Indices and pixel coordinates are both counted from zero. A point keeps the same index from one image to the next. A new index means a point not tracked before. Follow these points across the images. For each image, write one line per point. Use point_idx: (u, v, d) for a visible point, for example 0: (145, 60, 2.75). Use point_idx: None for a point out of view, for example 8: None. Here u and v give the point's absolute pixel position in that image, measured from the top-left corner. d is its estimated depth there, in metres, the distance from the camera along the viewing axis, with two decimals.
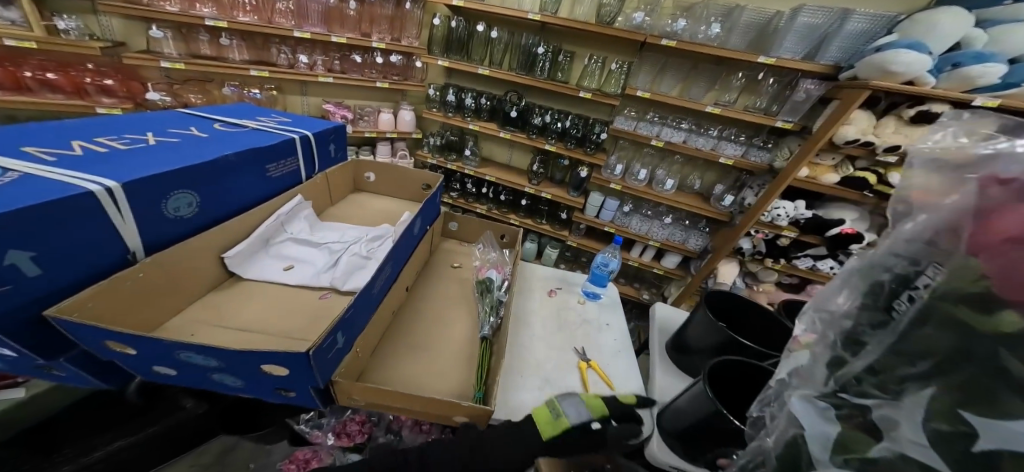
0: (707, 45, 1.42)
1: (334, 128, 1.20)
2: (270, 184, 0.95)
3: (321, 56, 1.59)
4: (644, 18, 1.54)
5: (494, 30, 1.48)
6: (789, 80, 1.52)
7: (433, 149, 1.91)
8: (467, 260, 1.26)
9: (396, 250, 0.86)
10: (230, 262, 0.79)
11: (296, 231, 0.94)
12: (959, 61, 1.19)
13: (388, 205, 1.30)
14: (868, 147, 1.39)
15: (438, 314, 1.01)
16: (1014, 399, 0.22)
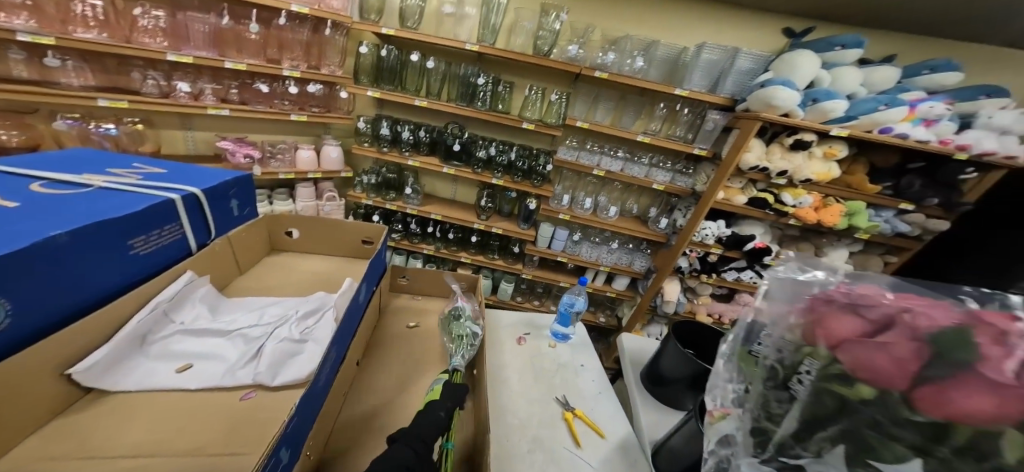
0: (634, 77, 1.51)
1: (237, 181, 0.98)
2: (133, 263, 0.70)
3: (211, 84, 1.36)
4: (577, 51, 1.58)
5: (429, 59, 1.39)
6: (699, 109, 1.68)
7: (367, 187, 1.72)
8: (428, 316, 1.16)
9: (340, 330, 0.73)
10: (80, 379, 0.56)
11: (189, 319, 0.73)
12: (816, 97, 1.42)
13: (319, 264, 1.17)
14: (765, 172, 1.57)
15: (404, 386, 0.91)
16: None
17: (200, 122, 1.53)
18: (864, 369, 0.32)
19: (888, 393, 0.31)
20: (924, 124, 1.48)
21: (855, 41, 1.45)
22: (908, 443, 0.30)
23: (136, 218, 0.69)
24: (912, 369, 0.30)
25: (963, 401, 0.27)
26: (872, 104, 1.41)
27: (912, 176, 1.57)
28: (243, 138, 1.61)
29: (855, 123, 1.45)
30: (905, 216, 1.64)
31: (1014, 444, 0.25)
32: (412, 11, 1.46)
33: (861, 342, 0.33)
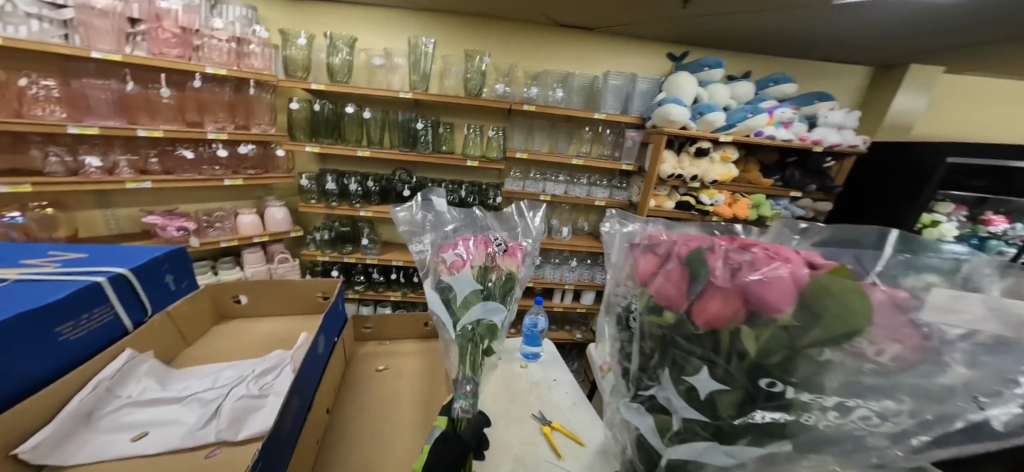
0: (559, 108, 1.70)
1: (172, 254, 0.92)
2: (55, 353, 0.63)
3: (127, 155, 1.26)
4: (505, 88, 1.71)
5: (365, 110, 1.42)
6: (618, 129, 1.92)
7: (321, 244, 1.66)
8: (399, 358, 1.09)
9: (301, 374, 0.69)
10: (30, 459, 0.53)
11: (138, 392, 0.68)
12: (701, 111, 1.75)
13: (274, 326, 1.09)
14: (681, 178, 1.84)
15: (381, 426, 0.85)
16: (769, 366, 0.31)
17: (120, 199, 1.47)
18: (661, 298, 0.39)
19: (678, 314, 0.37)
20: (783, 126, 1.88)
21: (715, 62, 1.80)
22: (695, 354, 0.35)
23: (53, 305, 0.62)
24: (682, 288, 0.37)
25: (708, 306, 0.34)
26: (742, 113, 1.77)
27: (792, 169, 1.99)
28: (174, 209, 1.55)
29: (734, 130, 1.80)
30: (797, 201, 2.05)
31: (748, 336, 0.32)
32: (342, 66, 1.50)
33: (656, 277, 0.40)
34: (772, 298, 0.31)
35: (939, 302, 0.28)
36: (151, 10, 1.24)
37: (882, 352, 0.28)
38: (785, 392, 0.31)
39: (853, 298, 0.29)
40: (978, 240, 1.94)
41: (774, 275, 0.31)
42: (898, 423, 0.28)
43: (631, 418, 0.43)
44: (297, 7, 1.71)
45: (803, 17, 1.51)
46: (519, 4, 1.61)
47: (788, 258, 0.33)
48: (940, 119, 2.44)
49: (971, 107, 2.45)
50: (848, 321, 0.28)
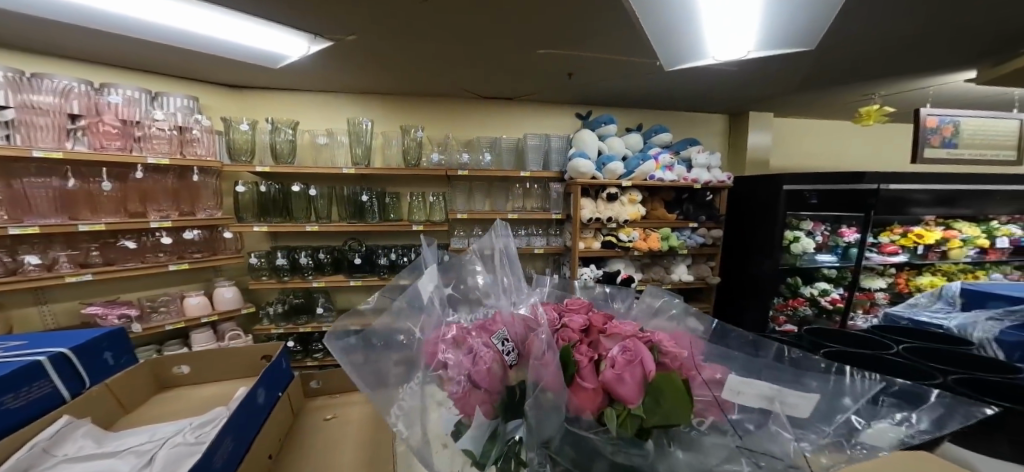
0: (492, 170, 1.95)
1: (108, 333, 1.00)
2: (5, 420, 0.69)
3: (67, 250, 1.24)
4: (440, 156, 1.94)
5: (311, 188, 1.55)
6: (544, 184, 2.20)
7: (274, 318, 1.67)
8: (348, 407, 1.18)
9: (238, 416, 0.77)
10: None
11: (73, 451, 0.74)
12: (603, 162, 2.16)
13: (214, 391, 1.15)
14: (600, 220, 2.16)
15: (327, 463, 0.93)
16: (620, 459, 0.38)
17: (58, 292, 1.40)
18: (536, 377, 0.40)
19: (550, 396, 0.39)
20: (669, 168, 2.35)
21: (607, 119, 2.24)
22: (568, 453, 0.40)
23: (12, 372, 0.71)
24: (559, 378, 0.39)
25: (578, 400, 0.39)
26: (636, 161, 2.23)
27: (687, 204, 2.50)
28: (117, 299, 1.51)
29: (634, 175, 2.22)
30: (697, 231, 2.49)
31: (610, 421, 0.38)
32: (284, 145, 1.63)
33: (541, 357, 0.40)
34: (626, 394, 0.37)
35: (736, 387, 0.39)
36: (91, 105, 1.29)
37: (702, 422, 0.40)
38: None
39: (681, 401, 0.37)
40: (842, 249, 2.54)
41: (636, 371, 0.37)
42: None
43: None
44: (245, 98, 1.86)
45: (651, 80, 1.99)
46: (445, 83, 1.92)
47: (638, 360, 0.38)
48: (783, 151, 3.17)
49: (802, 141, 3.20)
50: (678, 413, 0.37)
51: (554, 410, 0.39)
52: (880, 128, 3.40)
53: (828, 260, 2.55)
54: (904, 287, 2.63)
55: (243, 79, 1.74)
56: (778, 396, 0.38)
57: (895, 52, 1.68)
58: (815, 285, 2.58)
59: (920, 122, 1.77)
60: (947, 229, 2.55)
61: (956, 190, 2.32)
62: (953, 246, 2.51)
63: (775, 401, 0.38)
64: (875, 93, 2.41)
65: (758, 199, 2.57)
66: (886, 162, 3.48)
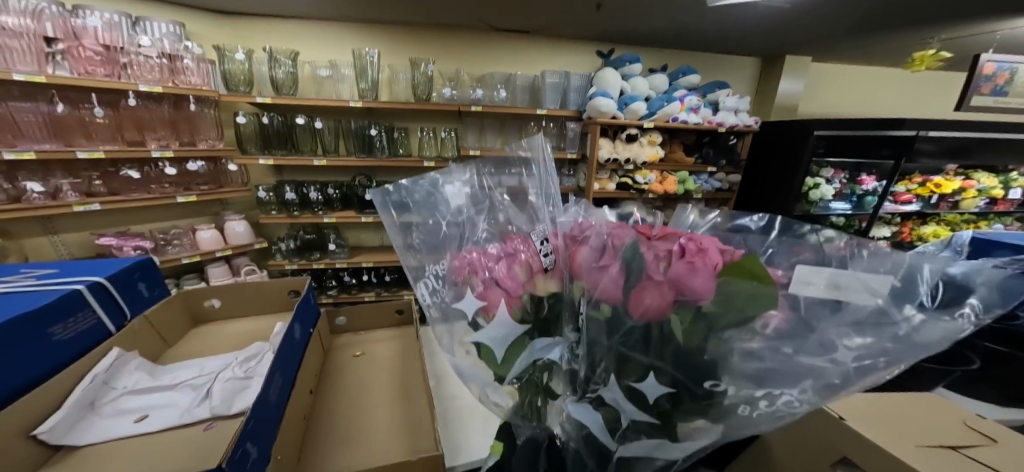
0: (506, 106, 1.80)
1: (137, 263, 0.97)
2: (54, 352, 0.73)
3: (66, 178, 1.24)
4: (452, 92, 1.78)
5: (316, 121, 1.46)
6: (560, 122, 2.04)
7: (287, 253, 1.71)
8: (376, 345, 1.19)
9: (282, 354, 0.81)
10: (47, 438, 0.64)
11: (132, 383, 0.81)
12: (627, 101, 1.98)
13: (248, 325, 1.13)
14: (618, 161, 2.03)
15: (360, 403, 0.97)
16: (707, 367, 0.39)
17: (66, 223, 1.44)
18: (600, 289, 0.44)
19: (614, 303, 0.43)
20: (694, 111, 2.15)
21: (632, 57, 2.01)
22: (647, 363, 0.41)
23: (43, 307, 0.72)
24: (621, 284, 0.43)
25: (649, 301, 0.40)
26: (660, 102, 2.03)
27: (707, 148, 2.31)
28: (127, 231, 1.55)
29: (656, 117, 2.04)
30: (715, 176, 2.33)
31: (676, 325, 0.39)
32: (286, 79, 1.52)
33: (602, 268, 0.44)
34: (698, 288, 0.37)
35: (805, 277, 0.37)
36: (68, 28, 1.18)
37: (767, 325, 0.37)
38: (720, 388, 0.39)
39: (763, 283, 0.36)
40: (857, 197, 2.52)
41: (704, 267, 0.37)
42: (802, 395, 0.37)
43: (579, 418, 0.49)
44: (235, 24, 1.70)
45: (687, 17, 1.78)
46: (465, 10, 1.67)
47: (706, 252, 0.39)
48: (819, 97, 2.89)
49: (843, 85, 2.90)
50: (753, 302, 0.36)
51: (609, 312, 0.43)
52: (929, 75, 3.08)
53: (840, 207, 2.53)
54: (908, 236, 2.69)
55: (234, 3, 1.57)
56: (848, 279, 0.36)
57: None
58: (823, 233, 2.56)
59: (978, 69, 1.75)
60: (965, 179, 2.56)
61: (976, 142, 2.27)
62: (967, 196, 2.58)
63: (845, 287, 0.36)
64: (935, 37, 2.14)
65: (783, 143, 2.39)
66: (927, 111, 3.20)
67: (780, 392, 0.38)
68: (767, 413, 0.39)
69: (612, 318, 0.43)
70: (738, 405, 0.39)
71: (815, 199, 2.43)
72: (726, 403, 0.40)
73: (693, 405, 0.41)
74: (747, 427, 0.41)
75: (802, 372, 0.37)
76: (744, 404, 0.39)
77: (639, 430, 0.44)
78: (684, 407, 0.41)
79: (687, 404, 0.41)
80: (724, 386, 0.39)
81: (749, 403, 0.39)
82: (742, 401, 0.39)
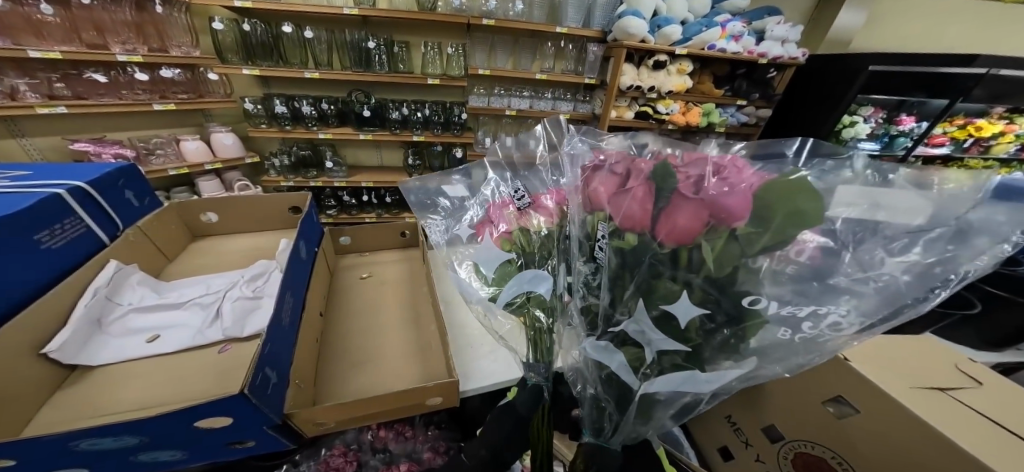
0: (520, 21, 1.57)
1: (121, 169, 0.88)
2: (47, 261, 0.68)
3: (26, 79, 1.20)
4: (462, 1, 1.57)
5: (306, 30, 1.40)
6: (580, 44, 1.81)
7: (282, 170, 1.66)
8: (381, 267, 1.14)
9: (290, 275, 0.76)
10: (60, 356, 0.62)
11: (137, 299, 0.76)
12: (659, 24, 1.73)
13: (250, 242, 1.07)
14: (640, 89, 1.83)
15: (371, 325, 0.93)
16: (746, 285, 0.34)
17: (30, 125, 1.39)
18: (619, 216, 0.38)
19: (643, 235, 0.37)
20: (734, 41, 1.87)
21: None
22: (681, 283, 0.35)
23: (24, 211, 0.65)
24: (650, 207, 0.36)
25: (678, 222, 0.34)
26: (697, 28, 1.76)
27: (741, 80, 2.06)
28: (104, 137, 1.53)
29: (690, 44, 1.79)
30: (743, 108, 2.11)
31: (707, 248, 0.33)
32: None
33: (615, 194, 0.38)
34: (734, 207, 0.32)
35: (841, 199, 0.31)
36: None
37: (802, 252, 0.32)
38: (765, 309, 0.34)
39: (810, 198, 0.30)
40: (889, 138, 2.30)
41: (733, 193, 0.32)
42: (850, 310, 0.32)
43: (601, 357, 0.45)
44: None
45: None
46: None
47: (743, 168, 0.34)
48: (880, 26, 2.52)
49: (912, 12, 2.50)
50: (799, 220, 0.31)
51: (632, 238, 0.37)
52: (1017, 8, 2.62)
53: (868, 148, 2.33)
54: None
55: None
56: (882, 201, 0.31)
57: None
58: None
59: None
60: (1008, 123, 2.34)
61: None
62: (1004, 141, 2.40)
63: (881, 207, 0.31)
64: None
65: (824, 79, 2.11)
66: (999, 51, 2.79)
67: (837, 311, 0.33)
68: (808, 335, 0.35)
69: (635, 245, 0.37)
70: (778, 331, 0.35)
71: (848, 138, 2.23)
72: (764, 326, 0.36)
73: (729, 334, 0.37)
74: (782, 352, 0.37)
75: (850, 287, 0.31)
76: (781, 327, 0.35)
77: (668, 360, 0.40)
78: (724, 331, 0.36)
79: (717, 327, 0.36)
80: (770, 306, 0.34)
81: (788, 325, 0.35)
82: (777, 321, 0.35)
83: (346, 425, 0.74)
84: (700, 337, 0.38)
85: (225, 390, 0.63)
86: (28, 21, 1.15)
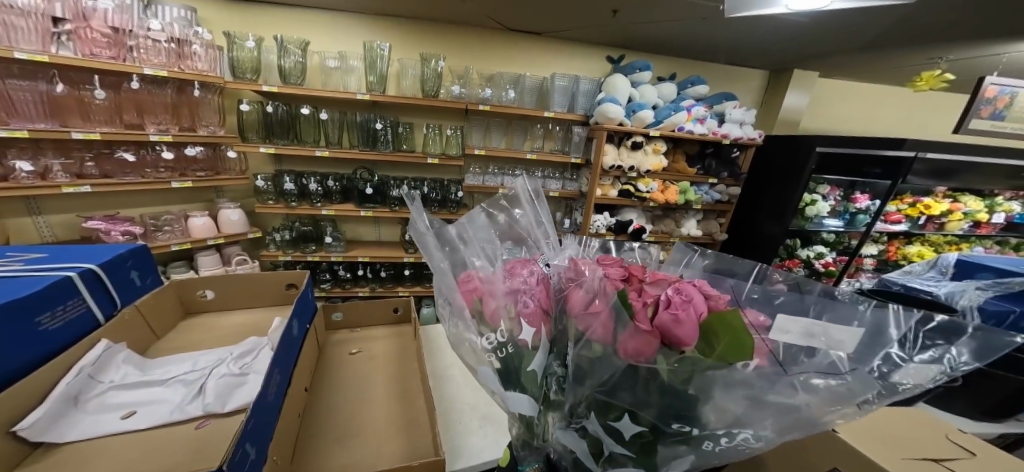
0: (514, 108, 1.77)
1: (132, 252, 0.94)
2: (41, 341, 0.70)
3: (60, 158, 1.32)
4: (461, 89, 1.77)
5: (322, 112, 1.58)
6: (567, 126, 2.03)
7: (282, 244, 1.74)
8: (371, 342, 1.17)
9: (281, 352, 0.80)
10: (29, 435, 0.62)
11: (119, 377, 0.77)
12: (634, 109, 1.93)
13: (243, 318, 1.11)
14: (621, 168, 2.01)
15: (357, 399, 0.94)
16: (683, 404, 0.39)
17: (49, 203, 1.49)
18: (586, 329, 0.43)
19: (605, 348, 0.41)
20: (699, 122, 2.08)
21: (643, 65, 1.96)
22: (627, 401, 0.40)
23: (35, 295, 0.69)
24: (612, 326, 0.41)
25: (636, 344, 0.39)
26: (667, 111, 1.97)
27: (710, 159, 2.27)
28: (116, 213, 1.62)
29: (662, 126, 2.00)
30: (715, 187, 2.30)
31: (663, 366, 0.38)
32: (293, 68, 1.57)
33: (586, 310, 0.43)
34: (684, 336, 0.38)
35: (784, 325, 0.40)
36: (76, 9, 1.24)
37: (746, 366, 0.38)
38: (693, 430, 0.40)
39: (743, 332, 0.37)
40: (850, 215, 2.50)
41: (689, 323, 0.37)
42: (759, 432, 0.38)
43: (568, 442, 0.47)
44: (246, 10, 1.63)
45: (704, 26, 1.76)
46: (472, 11, 1.64)
47: (692, 302, 0.38)
48: (826, 112, 2.86)
49: (853, 104, 2.87)
50: (735, 349, 0.37)
51: (595, 351, 0.42)
52: (937, 95, 3.04)
53: (833, 224, 2.51)
54: (893, 255, 2.73)
55: None
56: (821, 332, 0.39)
57: (999, 9, 1.43)
58: (812, 248, 2.50)
59: (980, 92, 1.83)
60: (953, 202, 2.58)
61: (964, 165, 2.28)
62: (954, 218, 2.61)
63: (819, 335, 0.39)
64: (941, 58, 2.12)
65: (782, 162, 2.34)
66: (932, 132, 3.16)
67: (748, 432, 0.38)
68: (736, 448, 0.40)
69: (597, 357, 0.42)
70: (709, 444, 0.40)
71: (811, 214, 2.40)
72: (701, 441, 0.40)
73: (666, 445, 0.41)
74: (717, 457, 0.41)
75: (777, 411, 0.37)
76: (713, 442, 0.40)
77: (621, 459, 0.43)
78: (662, 443, 0.41)
79: (656, 438, 0.41)
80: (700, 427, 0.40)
81: (717, 441, 0.40)
82: (709, 438, 0.40)
83: None
84: (648, 444, 0.42)
85: (198, 466, 0.62)
86: (79, 104, 1.31)
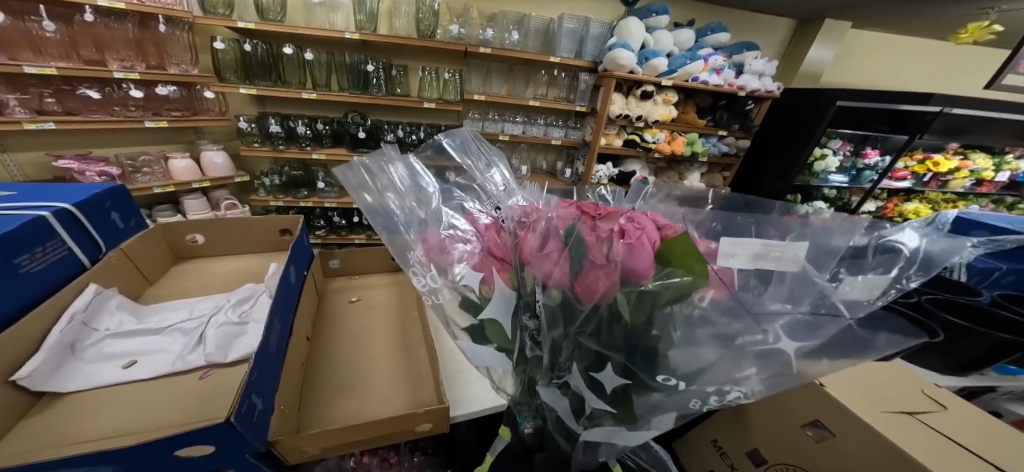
0: (516, 50, 1.65)
1: (106, 191, 0.88)
2: (24, 284, 0.66)
3: (17, 94, 1.22)
4: (460, 30, 1.64)
5: (308, 52, 1.46)
6: (573, 73, 1.91)
7: (272, 189, 1.69)
8: (370, 291, 1.14)
9: (278, 301, 0.75)
10: (29, 384, 0.59)
11: (115, 325, 0.74)
12: (647, 56, 1.80)
13: (236, 263, 1.07)
14: (627, 117, 1.91)
15: (358, 349, 0.93)
16: (660, 358, 0.38)
17: (14, 141, 1.41)
18: (543, 276, 0.41)
19: (564, 293, 0.40)
20: (715, 74, 1.95)
21: (660, 8, 1.80)
22: (596, 348, 0.40)
23: (8, 234, 0.64)
24: (567, 268, 0.39)
25: (596, 283, 0.38)
26: (682, 60, 1.84)
27: (722, 111, 2.14)
28: (91, 154, 1.55)
29: (675, 76, 1.86)
30: (724, 140, 2.20)
31: (624, 304, 0.37)
32: (272, 3, 1.43)
33: (539, 254, 0.41)
34: (639, 268, 0.36)
35: (729, 250, 0.36)
36: None
37: (703, 297, 0.35)
38: (676, 386, 0.39)
39: (695, 256, 0.35)
40: (856, 171, 2.42)
41: (641, 253, 0.36)
42: (750, 388, 0.39)
43: (551, 400, 0.47)
44: None
45: None
46: None
47: (644, 231, 0.37)
48: (849, 63, 2.69)
49: (877, 55, 2.71)
50: (691, 280, 0.35)
51: (555, 297, 0.40)
52: (970, 49, 2.84)
53: (838, 180, 2.46)
54: (890, 212, 2.71)
55: None
56: (775, 250, 0.36)
57: None
58: (813, 203, 2.47)
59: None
60: (963, 159, 2.49)
61: (985, 122, 2.19)
62: (959, 177, 2.54)
63: (772, 255, 0.36)
64: (992, 10, 1.93)
65: (796, 113, 2.23)
66: (954, 89, 3.02)
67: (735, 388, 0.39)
68: (727, 399, 0.40)
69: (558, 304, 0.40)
70: (696, 400, 0.40)
71: (818, 170, 2.33)
72: (688, 398, 0.40)
73: (648, 398, 0.41)
74: (706, 410, 0.42)
75: (759, 359, 0.36)
76: (700, 399, 0.40)
77: (602, 418, 0.44)
78: (650, 394, 0.41)
79: (638, 390, 0.41)
80: (682, 385, 0.39)
81: (706, 397, 0.40)
82: (697, 395, 0.40)
83: (334, 451, 0.71)
84: (635, 396, 0.41)
85: (203, 419, 0.60)
86: (27, 37, 1.20)
